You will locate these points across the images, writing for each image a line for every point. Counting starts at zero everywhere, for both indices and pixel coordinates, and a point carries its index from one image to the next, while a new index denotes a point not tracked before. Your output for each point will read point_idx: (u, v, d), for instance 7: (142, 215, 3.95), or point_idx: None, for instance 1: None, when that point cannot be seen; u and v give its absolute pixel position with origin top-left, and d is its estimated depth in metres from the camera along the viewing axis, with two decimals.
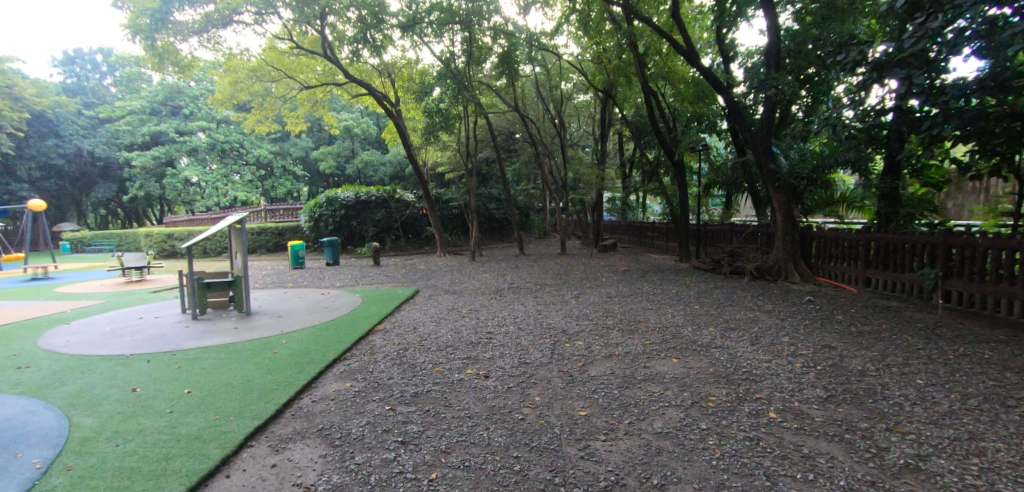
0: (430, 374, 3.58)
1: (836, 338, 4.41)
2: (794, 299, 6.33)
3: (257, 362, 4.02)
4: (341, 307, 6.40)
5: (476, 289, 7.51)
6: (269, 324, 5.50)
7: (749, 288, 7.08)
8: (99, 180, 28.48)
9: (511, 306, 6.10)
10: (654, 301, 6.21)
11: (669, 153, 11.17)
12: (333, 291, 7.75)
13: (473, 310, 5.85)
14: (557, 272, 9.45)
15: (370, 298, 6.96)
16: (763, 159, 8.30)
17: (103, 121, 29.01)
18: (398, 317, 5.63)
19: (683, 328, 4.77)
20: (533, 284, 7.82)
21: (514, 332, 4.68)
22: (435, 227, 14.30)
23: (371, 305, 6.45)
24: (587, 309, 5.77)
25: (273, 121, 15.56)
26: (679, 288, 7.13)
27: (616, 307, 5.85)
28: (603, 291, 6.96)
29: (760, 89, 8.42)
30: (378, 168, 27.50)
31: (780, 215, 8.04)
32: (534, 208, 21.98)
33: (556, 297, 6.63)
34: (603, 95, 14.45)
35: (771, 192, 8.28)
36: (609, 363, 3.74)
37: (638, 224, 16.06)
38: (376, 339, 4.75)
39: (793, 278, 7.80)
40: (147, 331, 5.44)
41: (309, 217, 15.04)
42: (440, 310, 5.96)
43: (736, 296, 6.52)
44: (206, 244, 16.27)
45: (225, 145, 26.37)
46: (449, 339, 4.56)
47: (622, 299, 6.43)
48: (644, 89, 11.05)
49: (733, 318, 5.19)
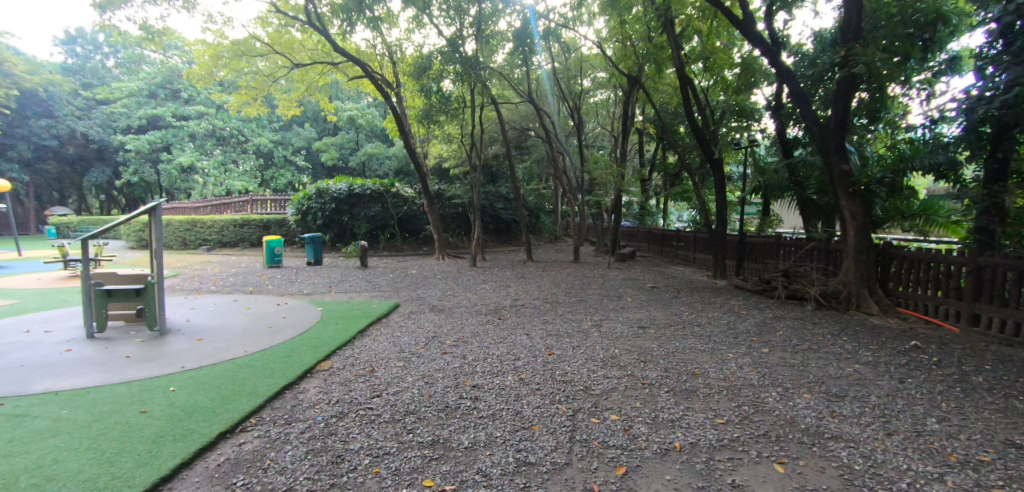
0: (360, 485, 2.08)
1: (1015, 430, 2.80)
2: (893, 342, 4.72)
3: (99, 436, 2.52)
4: (288, 328, 4.82)
5: (469, 306, 5.97)
6: (179, 351, 4.01)
7: (822, 321, 5.47)
8: (95, 163, 27.52)
9: (511, 335, 4.56)
10: (702, 338, 4.63)
11: (706, 150, 9.51)
12: (292, 301, 6.24)
13: (460, 341, 4.31)
14: (571, 285, 7.89)
15: (331, 315, 5.38)
16: (836, 157, 6.57)
17: (101, 102, 28.00)
18: (354, 349, 4.09)
19: (766, 393, 3.21)
20: (541, 302, 6.28)
21: (511, 389, 3.13)
22: (434, 227, 12.85)
23: (327, 325, 4.88)
24: (614, 347, 4.21)
25: (261, 103, 14.21)
26: (731, 317, 5.53)
27: (654, 347, 4.27)
28: (631, 318, 5.40)
29: (837, 67, 6.59)
30: (383, 160, 26.17)
31: (853, 229, 6.40)
32: (544, 209, 20.39)
33: (572, 324, 5.07)
34: (627, 86, 12.95)
35: (841, 200, 6.63)
36: (668, 471, 2.21)
37: (659, 232, 14.41)
38: (308, 389, 3.21)
39: (869, 308, 6.18)
40: (11, 354, 3.95)
41: (296, 209, 13.67)
42: (415, 339, 4.41)
43: (811, 333, 4.92)
44: (185, 234, 14.63)
45: (225, 132, 25.04)
46: (414, 397, 3.02)
47: (660, 331, 4.85)
48: (681, 76, 9.44)
49: (832, 378, 3.61)
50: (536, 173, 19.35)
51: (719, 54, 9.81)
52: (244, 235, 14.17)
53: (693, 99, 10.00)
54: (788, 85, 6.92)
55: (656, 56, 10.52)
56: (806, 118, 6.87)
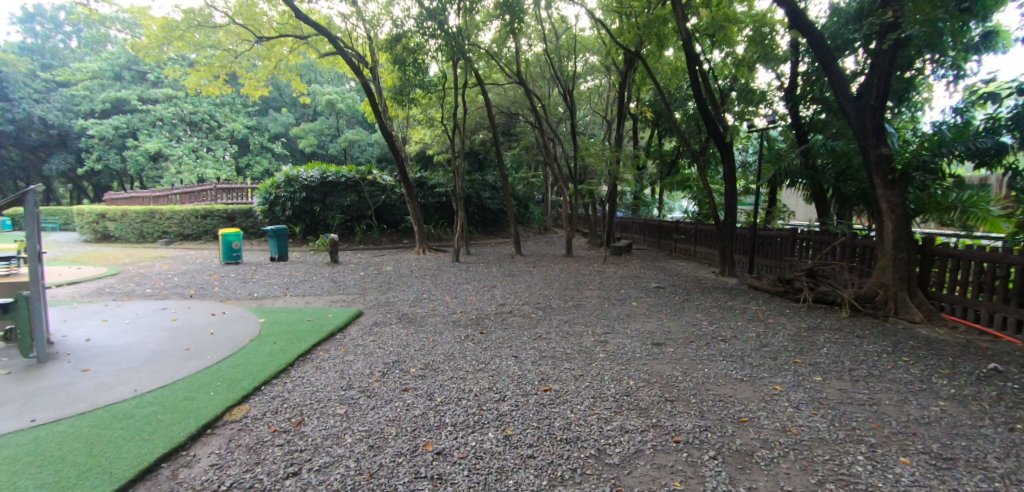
0: None
1: None
2: (965, 363, 3.85)
3: None
4: (209, 349, 3.76)
5: (445, 315, 4.97)
6: (44, 392, 2.97)
7: (867, 335, 4.59)
8: (56, 150, 25.83)
9: (494, 358, 3.58)
10: (734, 359, 3.70)
11: (715, 133, 8.56)
12: (234, 309, 5.17)
13: (428, 370, 3.31)
14: (566, 286, 6.92)
15: (274, 329, 4.31)
16: (873, 140, 5.62)
17: (62, 85, 26.19)
18: (285, 384, 3.08)
19: (847, 458, 2.31)
20: (533, 309, 5.31)
21: (491, 460, 2.17)
22: (414, 218, 11.79)
23: (262, 345, 3.82)
24: (626, 377, 3.24)
25: (224, 82, 12.92)
26: (760, 329, 4.61)
27: (679, 376, 3.32)
28: (641, 331, 4.43)
29: (878, 33, 5.67)
30: (364, 147, 24.96)
31: (892, 223, 5.50)
32: (534, 199, 19.36)
33: (570, 340, 4.09)
34: (623, 66, 11.95)
35: (878, 191, 5.71)
36: None
37: (657, 224, 13.49)
38: (198, 461, 2.23)
39: (910, 315, 5.31)
40: None
41: (263, 198, 12.54)
42: (371, 366, 3.39)
43: (863, 351, 4.04)
44: (143, 226, 13.39)
45: (194, 116, 23.37)
46: (346, 477, 2.04)
47: (681, 350, 3.89)
48: (687, 52, 8.45)
49: (922, 426, 2.71)
50: (525, 161, 18.31)
51: (730, 25, 8.76)
52: (207, 227, 12.97)
53: (699, 78, 9.02)
54: (817, 54, 5.93)
55: (659, 29, 9.47)
56: (836, 94, 5.94)
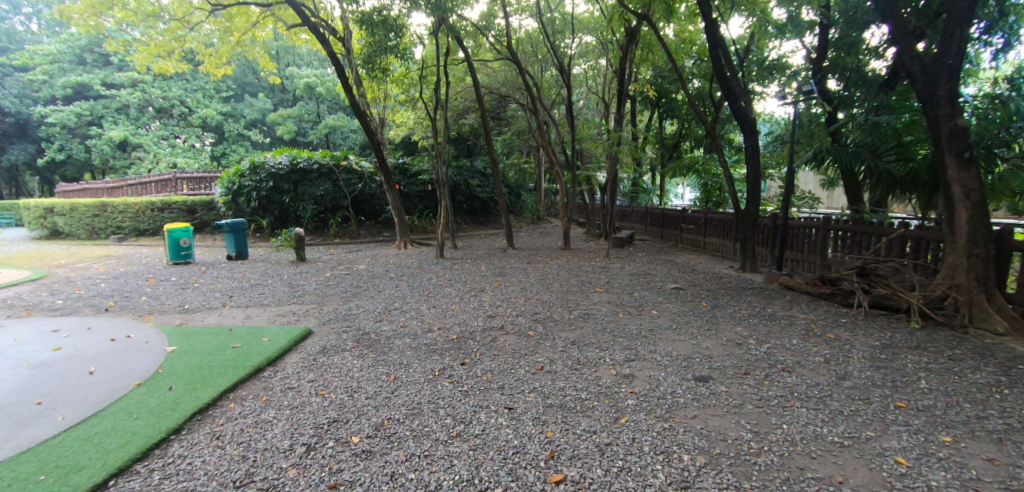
0: None
1: None
2: None
3: None
4: (72, 403, 2.62)
5: (416, 335, 3.86)
6: None
7: (963, 356, 3.56)
8: (16, 140, 24.03)
9: (478, 412, 2.48)
10: (817, 406, 2.64)
11: (737, 107, 7.45)
12: (148, 329, 4.02)
13: (380, 439, 2.21)
14: (568, 288, 5.85)
15: (183, 362, 3.18)
16: (946, 107, 4.55)
17: (20, 70, 24.24)
18: (147, 478, 1.96)
19: None
20: (530, 323, 4.23)
21: None
22: (394, 208, 10.60)
23: (147, 395, 2.68)
24: (677, 449, 2.16)
25: (180, 59, 11.47)
26: (825, 350, 3.55)
27: (751, 441, 2.25)
28: (674, 357, 3.36)
29: None
30: (347, 134, 23.59)
31: (967, 212, 4.47)
32: (526, 187, 18.21)
33: (583, 375, 3.01)
34: (624, 42, 10.73)
35: (949, 173, 4.63)
36: None
37: (661, 212, 12.41)
38: None
39: (992, 324, 4.30)
40: None
41: (225, 189, 11.26)
42: (296, 431, 2.29)
43: (973, 385, 3.02)
44: (95, 220, 12.07)
45: (164, 103, 21.77)
46: None
47: (736, 391, 2.82)
48: (706, 13, 7.24)
49: None
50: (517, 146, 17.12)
51: None
52: (164, 220, 11.68)
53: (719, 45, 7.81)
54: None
55: None
56: (899, 51, 4.84)
